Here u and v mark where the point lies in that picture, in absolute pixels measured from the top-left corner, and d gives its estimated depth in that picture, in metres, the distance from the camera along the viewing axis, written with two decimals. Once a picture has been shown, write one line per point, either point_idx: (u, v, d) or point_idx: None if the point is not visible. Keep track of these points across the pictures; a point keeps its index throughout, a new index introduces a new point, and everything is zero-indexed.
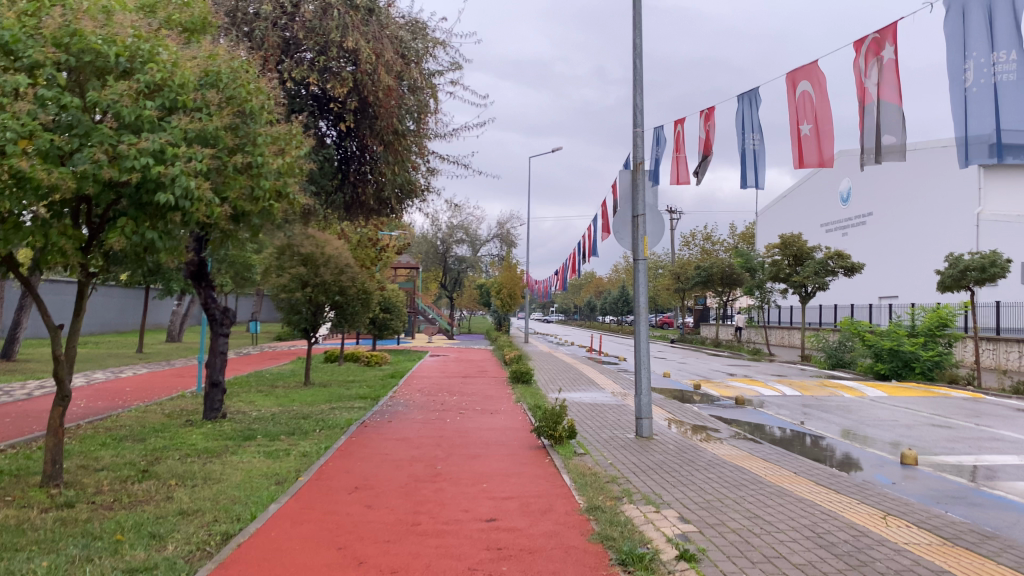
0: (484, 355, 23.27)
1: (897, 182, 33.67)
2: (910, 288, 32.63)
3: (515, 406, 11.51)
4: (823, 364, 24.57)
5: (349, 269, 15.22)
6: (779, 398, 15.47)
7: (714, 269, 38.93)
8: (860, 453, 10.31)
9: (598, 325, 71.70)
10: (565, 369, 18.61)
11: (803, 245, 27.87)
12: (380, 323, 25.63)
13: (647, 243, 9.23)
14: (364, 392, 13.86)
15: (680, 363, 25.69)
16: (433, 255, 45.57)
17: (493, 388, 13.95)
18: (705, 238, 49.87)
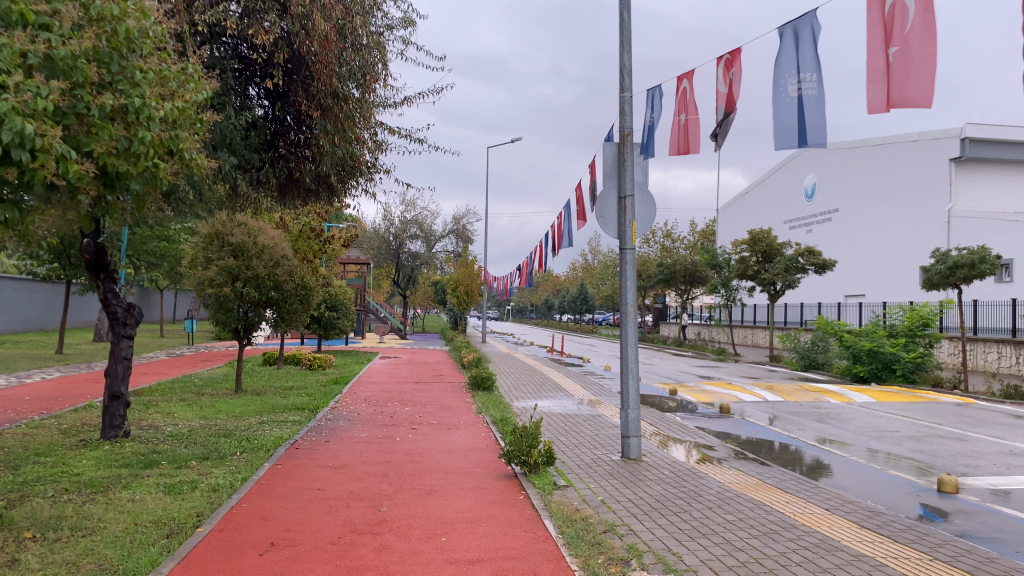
0: (439, 356, 21.83)
1: (864, 178, 33.00)
2: (876, 287, 31.96)
3: (478, 419, 10.05)
4: (795, 365, 23.57)
5: (285, 260, 13.70)
6: (762, 404, 14.26)
7: (677, 267, 37.90)
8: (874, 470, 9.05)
9: (555, 324, 70.56)
10: (526, 372, 17.23)
11: (773, 241, 26.85)
12: (326, 321, 23.96)
13: (636, 228, 7.81)
14: (303, 402, 12.21)
15: (645, 364, 24.50)
16: (385, 251, 43.86)
17: (452, 397, 12.46)
18: (665, 235, 48.97)
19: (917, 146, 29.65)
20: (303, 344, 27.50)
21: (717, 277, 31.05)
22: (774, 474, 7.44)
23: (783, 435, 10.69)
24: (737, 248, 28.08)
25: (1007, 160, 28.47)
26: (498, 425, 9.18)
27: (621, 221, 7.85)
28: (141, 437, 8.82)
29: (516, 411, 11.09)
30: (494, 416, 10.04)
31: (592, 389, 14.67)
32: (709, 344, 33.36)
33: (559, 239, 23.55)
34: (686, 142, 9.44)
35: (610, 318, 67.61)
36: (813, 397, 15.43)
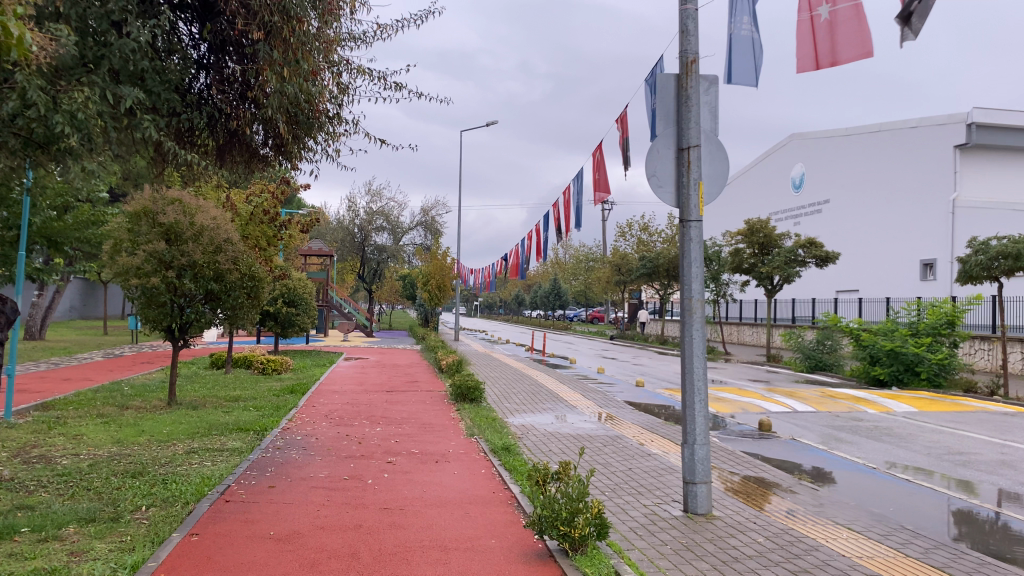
0: (411, 358, 19.56)
1: (857, 167, 31.37)
2: (871, 282, 30.31)
3: (473, 447, 7.84)
4: (798, 366, 21.71)
5: (229, 247, 11.30)
6: (793, 416, 12.26)
7: (660, 261, 36.05)
8: (975, 508, 6.97)
9: (525, 319, 68.42)
10: (512, 376, 15.05)
11: (772, 230, 24.92)
12: (284, 318, 21.55)
13: (704, 193, 5.65)
14: (250, 420, 9.83)
15: (635, 365, 22.51)
16: (349, 244, 41.46)
17: (434, 412, 10.22)
18: (641, 229, 47.14)
19: (917, 132, 28.03)
20: (258, 342, 24.96)
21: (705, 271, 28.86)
22: (903, 538, 5.32)
23: (847, 463, 8.62)
24: (732, 240, 26.16)
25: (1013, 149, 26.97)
26: (503, 459, 6.98)
27: (681, 182, 5.68)
28: (14, 481, 6.40)
29: (516, 434, 8.88)
30: (492, 444, 7.82)
31: (597, 399, 12.53)
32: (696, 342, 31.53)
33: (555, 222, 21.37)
34: (830, 48, 6.86)
35: (583, 313, 65.89)
36: (846, 406, 13.49)
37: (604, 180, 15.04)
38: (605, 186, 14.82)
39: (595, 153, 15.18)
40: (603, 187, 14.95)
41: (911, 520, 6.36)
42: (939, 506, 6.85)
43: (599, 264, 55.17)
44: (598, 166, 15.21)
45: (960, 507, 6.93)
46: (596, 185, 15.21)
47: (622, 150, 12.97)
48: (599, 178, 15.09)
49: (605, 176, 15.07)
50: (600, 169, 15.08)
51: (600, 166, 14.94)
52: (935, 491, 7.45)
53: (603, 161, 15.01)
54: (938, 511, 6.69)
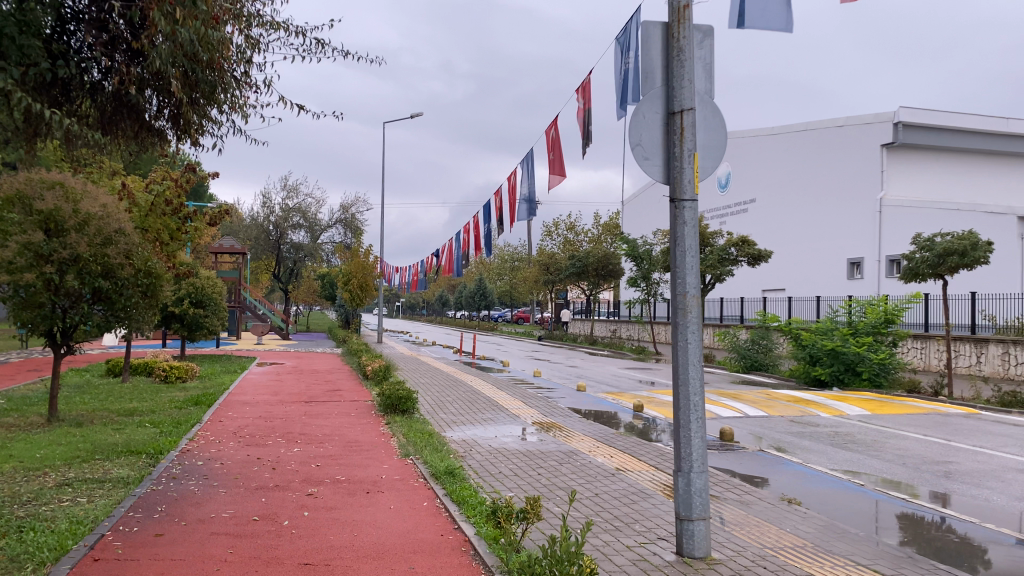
0: (330, 362, 18.13)
1: (784, 166, 31.35)
2: (798, 281, 30.29)
3: (409, 471, 6.68)
4: (733, 367, 21.22)
5: (121, 238, 9.79)
6: (747, 422, 11.47)
7: (589, 259, 35.39)
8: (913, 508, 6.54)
9: (448, 320, 66.99)
10: (443, 382, 13.90)
11: (705, 228, 24.35)
12: (189, 321, 19.80)
13: (699, 168, 4.65)
14: (143, 439, 8.36)
15: (568, 367, 21.64)
16: (264, 242, 39.46)
17: (361, 428, 8.99)
18: (568, 228, 46.47)
19: (843, 132, 28.16)
20: (162, 346, 23.02)
21: (635, 270, 28.16)
22: None
23: (801, 468, 7.94)
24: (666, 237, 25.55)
25: (937, 148, 27.30)
26: (450, 490, 5.83)
27: (670, 154, 4.69)
28: None
29: (458, 452, 7.73)
30: (432, 467, 6.67)
31: (540, 407, 11.47)
32: (626, 342, 30.95)
33: (496, 213, 20.34)
34: None
35: (507, 314, 65.14)
36: (797, 408, 12.82)
37: (559, 161, 14.04)
38: (562, 167, 13.81)
39: (550, 131, 14.26)
40: (559, 167, 13.94)
41: (898, 538, 5.58)
42: (924, 521, 6.10)
43: (525, 264, 54.29)
44: (552, 145, 14.22)
45: (946, 520, 6.19)
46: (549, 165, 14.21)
47: (584, 124, 12.02)
48: (554, 158, 14.09)
49: (560, 156, 14.07)
50: (555, 149, 14.09)
51: (555, 145, 13.95)
52: (911, 502, 6.75)
53: (559, 140, 14.04)
54: (925, 528, 5.93)
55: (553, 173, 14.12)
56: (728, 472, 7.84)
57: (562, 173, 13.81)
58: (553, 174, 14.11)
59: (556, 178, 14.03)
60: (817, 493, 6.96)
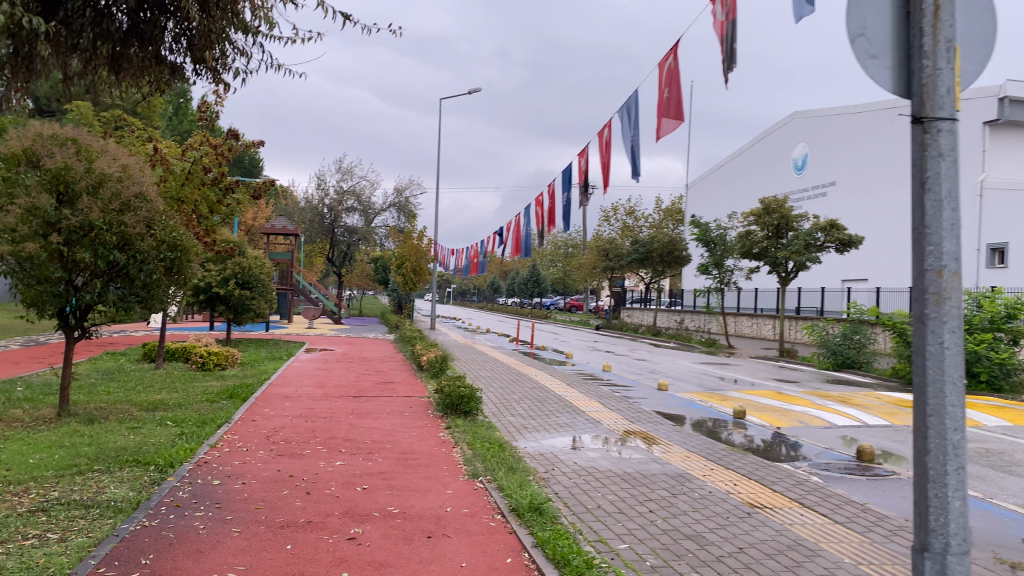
0: (383, 351, 16.74)
1: (870, 146, 29.12)
2: (883, 271, 28.02)
3: (481, 502, 5.11)
4: (820, 364, 19.28)
5: (142, 207, 8.29)
6: (870, 434, 9.66)
7: (654, 245, 33.52)
8: None
9: (500, 307, 65.45)
10: (507, 375, 12.35)
11: (788, 210, 22.35)
12: (236, 303, 18.63)
13: (956, 69, 2.95)
14: (158, 444, 6.94)
15: (638, 360, 19.95)
16: (317, 225, 38.43)
17: (416, 433, 7.47)
18: (627, 213, 44.57)
19: None
20: (208, 331, 21.97)
21: (707, 256, 26.25)
22: None
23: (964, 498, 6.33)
24: (743, 220, 23.61)
25: None
26: (544, 540, 4.26)
27: (910, 48, 3.00)
28: None
29: (539, 473, 6.14)
30: (510, 499, 5.08)
31: (623, 410, 9.85)
32: (694, 334, 29.10)
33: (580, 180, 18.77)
34: None
35: (562, 302, 63.54)
36: None
37: (675, 100, 12.61)
38: (680, 110, 12.37)
39: (667, 66, 12.72)
40: (676, 112, 12.51)
41: None
42: None
43: (581, 250, 52.49)
44: (669, 81, 12.75)
45: None
46: (664, 105, 12.76)
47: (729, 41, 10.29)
48: (669, 95, 12.65)
49: (674, 93, 12.62)
50: (671, 86, 12.62)
51: (673, 80, 12.52)
52: None
53: (676, 74, 12.56)
54: None
55: (670, 117, 12.68)
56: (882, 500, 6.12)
57: (679, 115, 12.43)
58: (670, 118, 12.65)
59: (673, 123, 12.58)
60: (990, 530, 5.31)
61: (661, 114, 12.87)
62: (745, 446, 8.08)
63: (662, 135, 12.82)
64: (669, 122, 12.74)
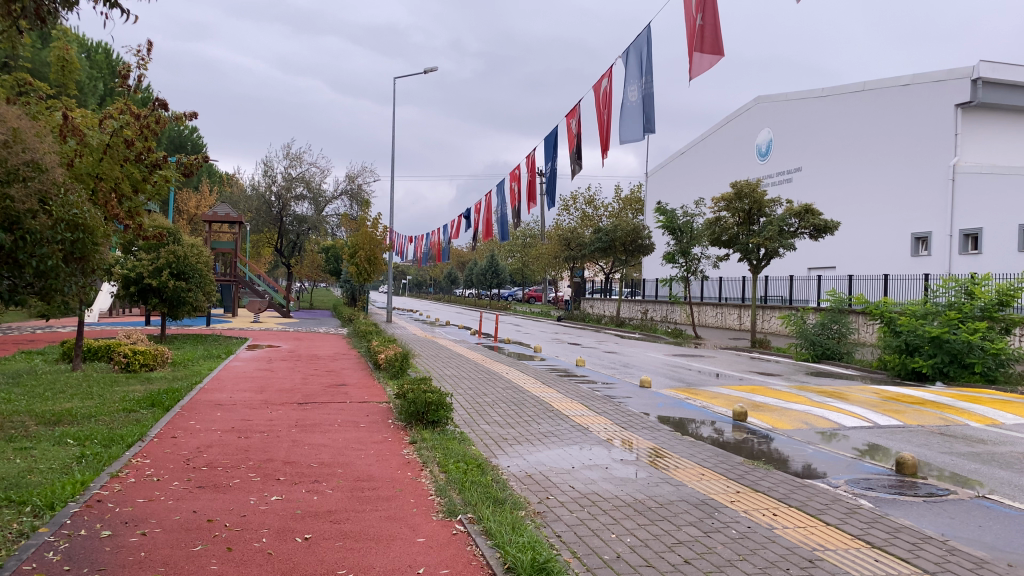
0: (334, 347, 15.29)
1: (836, 130, 28.45)
2: (851, 259, 27.36)
3: (464, 558, 3.81)
4: (798, 355, 18.38)
5: (33, 179, 6.73)
6: (887, 437, 8.57)
7: (617, 234, 32.48)
8: None
9: (456, 299, 64.00)
10: (474, 375, 11.03)
11: (761, 194, 21.30)
12: (171, 296, 17.01)
13: None
14: (45, 474, 5.47)
15: (608, 352, 18.83)
16: (264, 214, 36.58)
17: (373, 453, 6.13)
18: (587, 201, 43.50)
19: (908, 91, 25.24)
20: (143, 327, 20.26)
21: (673, 244, 25.17)
22: None
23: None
24: (713, 206, 22.62)
25: (1017, 109, 24.33)
26: None
27: None
28: None
29: (533, 506, 4.86)
30: (504, 552, 3.78)
31: (609, 413, 8.63)
32: (660, 325, 28.14)
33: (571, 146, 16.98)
34: None
35: (519, 294, 62.35)
36: (932, 415, 9.94)
37: (710, 27, 11.45)
38: (721, 43, 11.29)
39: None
40: (715, 44, 11.39)
41: None
42: None
43: (540, 240, 51.34)
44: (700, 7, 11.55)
45: None
46: (697, 36, 11.56)
47: None
48: (703, 23, 11.42)
49: (708, 20, 11.39)
50: (704, 11, 11.40)
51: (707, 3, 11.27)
52: None
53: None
54: None
55: (705, 52, 11.53)
56: (957, 523, 4.95)
57: (718, 48, 11.34)
58: (706, 53, 11.51)
59: (712, 59, 11.44)
60: None
61: (692, 46, 11.67)
62: (757, 458, 6.92)
63: (696, 71, 11.66)
64: (703, 58, 11.60)
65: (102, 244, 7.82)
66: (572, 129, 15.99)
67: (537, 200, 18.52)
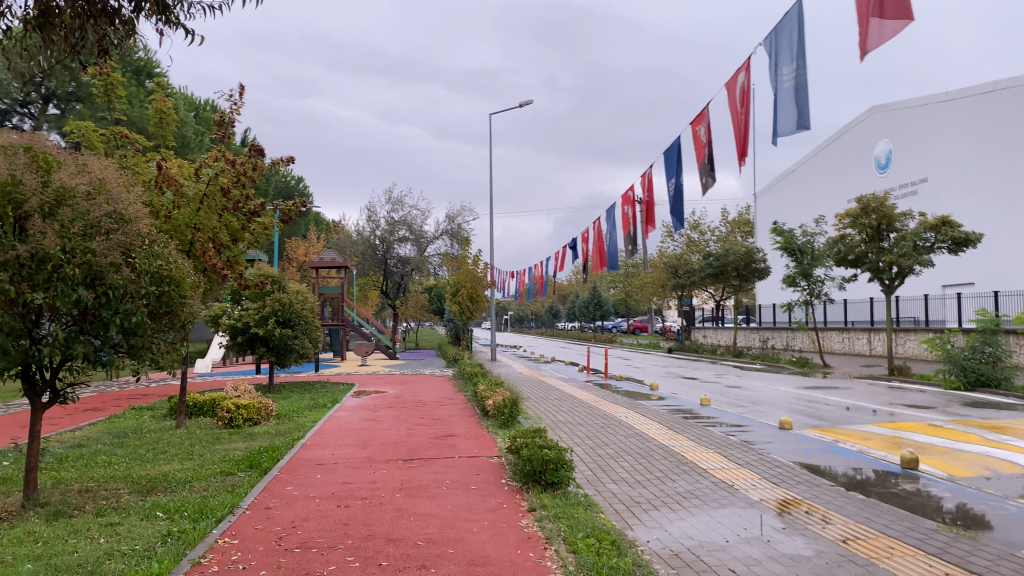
0: (441, 392, 14.60)
1: (966, 134, 26.28)
2: (992, 273, 25.03)
3: None
4: (945, 383, 16.59)
5: (117, 232, 6.34)
6: None
7: (729, 259, 30.98)
8: None
9: (560, 334, 62.91)
10: (591, 421, 10.05)
11: (889, 208, 19.70)
12: (278, 344, 16.80)
13: None
14: (125, 559, 4.85)
15: (731, 387, 17.51)
16: (369, 257, 36.82)
17: (488, 524, 5.29)
18: (692, 227, 41.99)
19: None
20: (253, 375, 20.25)
21: (792, 266, 23.59)
22: None
23: None
24: (837, 223, 21.07)
25: None
26: None
27: None
28: None
29: None
30: None
31: (752, 464, 7.53)
32: (782, 353, 26.42)
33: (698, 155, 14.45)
34: None
35: (626, 326, 60.83)
36: None
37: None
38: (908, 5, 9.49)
39: None
40: (899, 10, 9.64)
41: None
42: None
43: (644, 269, 49.91)
44: None
45: None
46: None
47: None
48: None
49: None
50: None
51: None
52: None
53: None
54: None
55: (886, 18, 9.83)
56: None
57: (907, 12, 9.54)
58: (887, 19, 9.80)
59: (895, 25, 9.70)
60: None
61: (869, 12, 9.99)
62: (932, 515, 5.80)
63: (873, 43, 9.95)
64: (883, 26, 9.89)
65: (197, 297, 7.38)
66: (700, 137, 14.34)
67: (655, 222, 17.32)
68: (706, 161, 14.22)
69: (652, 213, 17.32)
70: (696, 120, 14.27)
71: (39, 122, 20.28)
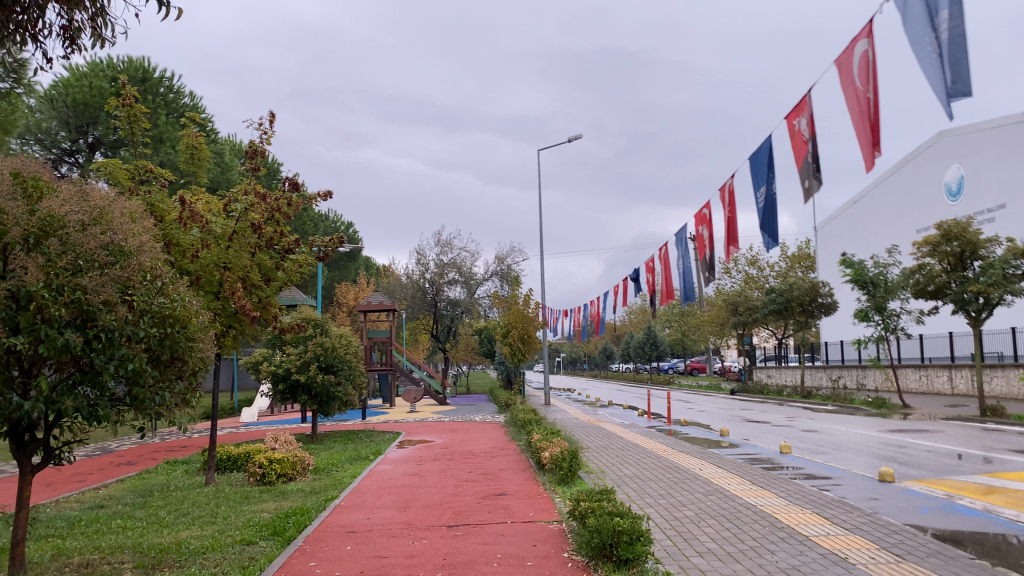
0: (493, 441, 13.52)
1: None
2: None
3: None
4: None
5: (113, 266, 5.48)
6: None
7: (792, 294, 29.45)
8: None
9: (615, 375, 61.08)
10: (663, 475, 8.87)
11: (974, 234, 18.20)
12: (320, 391, 15.95)
13: None
14: None
15: (808, 431, 16.07)
16: (418, 300, 36.12)
17: None
18: (750, 262, 40.44)
19: None
20: (297, 424, 19.42)
21: (865, 300, 22.07)
22: None
23: None
24: (914, 252, 19.62)
25: None
26: None
27: None
28: None
29: None
30: None
31: (860, 528, 6.35)
32: (855, 393, 24.71)
33: (800, 153, 12.30)
34: None
35: (682, 366, 59.01)
36: None
37: None
38: None
39: None
40: None
41: None
42: None
43: (700, 307, 48.31)
44: None
45: None
46: None
47: None
48: None
49: None
50: None
51: None
52: None
53: None
54: None
55: None
56: None
57: None
58: None
59: None
60: None
61: None
62: None
63: None
64: None
65: (209, 343, 6.52)
66: (800, 132, 12.37)
67: (738, 242, 16.01)
68: (810, 159, 12.05)
69: (735, 230, 16.00)
70: (794, 112, 12.27)
71: (84, 169, 20.09)
